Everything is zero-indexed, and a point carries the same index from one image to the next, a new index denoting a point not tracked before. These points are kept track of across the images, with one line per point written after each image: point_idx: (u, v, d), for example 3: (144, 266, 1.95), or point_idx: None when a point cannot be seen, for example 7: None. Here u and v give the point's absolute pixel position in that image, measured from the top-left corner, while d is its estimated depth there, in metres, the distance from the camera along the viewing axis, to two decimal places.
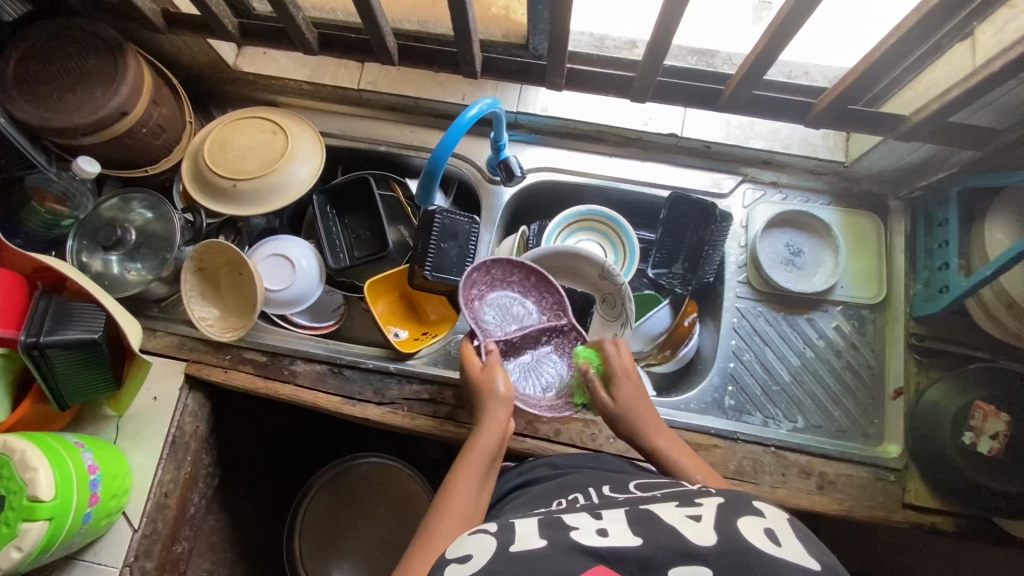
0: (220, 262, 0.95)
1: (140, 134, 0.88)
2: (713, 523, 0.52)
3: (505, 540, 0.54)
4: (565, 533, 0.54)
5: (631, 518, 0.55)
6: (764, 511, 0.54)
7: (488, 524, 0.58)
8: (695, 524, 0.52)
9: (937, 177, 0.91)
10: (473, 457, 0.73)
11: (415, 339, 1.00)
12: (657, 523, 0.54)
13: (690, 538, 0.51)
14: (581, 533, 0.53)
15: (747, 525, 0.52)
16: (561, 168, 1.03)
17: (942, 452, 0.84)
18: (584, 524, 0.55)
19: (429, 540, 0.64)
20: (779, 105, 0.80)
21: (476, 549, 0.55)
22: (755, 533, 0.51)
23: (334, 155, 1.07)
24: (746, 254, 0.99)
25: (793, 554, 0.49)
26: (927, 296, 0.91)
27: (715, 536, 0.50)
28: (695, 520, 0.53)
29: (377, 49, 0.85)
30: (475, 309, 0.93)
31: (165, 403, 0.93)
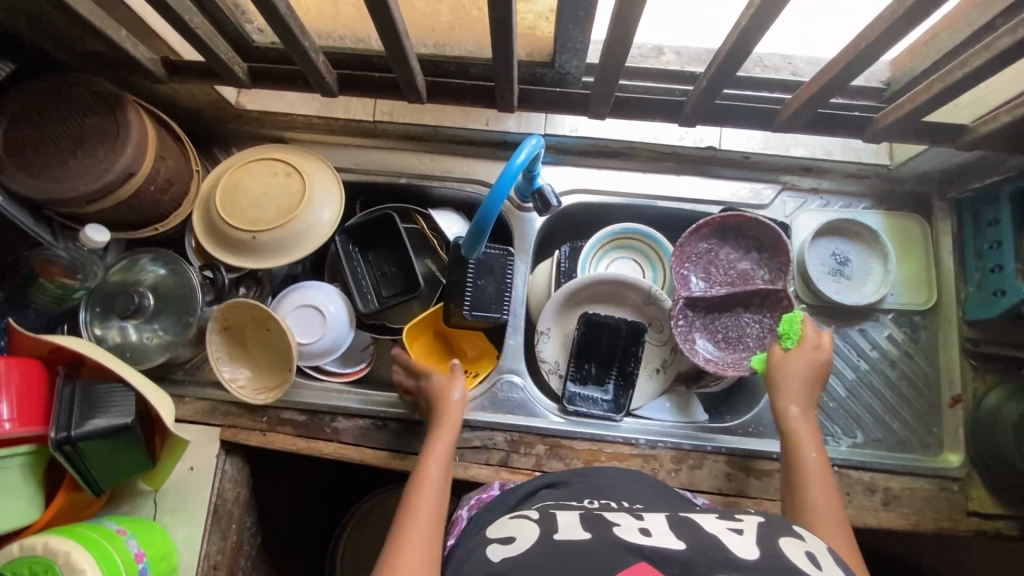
0: (245, 318, 0.90)
1: (149, 193, 0.82)
2: (755, 539, 0.53)
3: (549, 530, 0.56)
4: (609, 530, 0.55)
5: (672, 524, 0.57)
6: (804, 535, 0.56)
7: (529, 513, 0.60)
8: (736, 535, 0.54)
9: (987, 180, 0.88)
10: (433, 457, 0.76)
11: None
12: (701, 530, 0.55)
13: (733, 549, 0.52)
14: (625, 532, 0.55)
15: (789, 545, 0.53)
16: (594, 189, 0.99)
17: (1007, 460, 0.83)
18: (624, 523, 0.57)
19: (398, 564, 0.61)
20: (836, 120, 0.78)
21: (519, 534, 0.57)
22: (798, 555, 0.52)
23: (351, 191, 1.01)
24: (792, 267, 0.96)
25: None
26: (980, 300, 0.89)
27: (758, 550, 0.51)
28: (736, 532, 0.55)
29: (406, 88, 0.81)
30: (688, 266, 0.92)
31: (203, 473, 0.88)
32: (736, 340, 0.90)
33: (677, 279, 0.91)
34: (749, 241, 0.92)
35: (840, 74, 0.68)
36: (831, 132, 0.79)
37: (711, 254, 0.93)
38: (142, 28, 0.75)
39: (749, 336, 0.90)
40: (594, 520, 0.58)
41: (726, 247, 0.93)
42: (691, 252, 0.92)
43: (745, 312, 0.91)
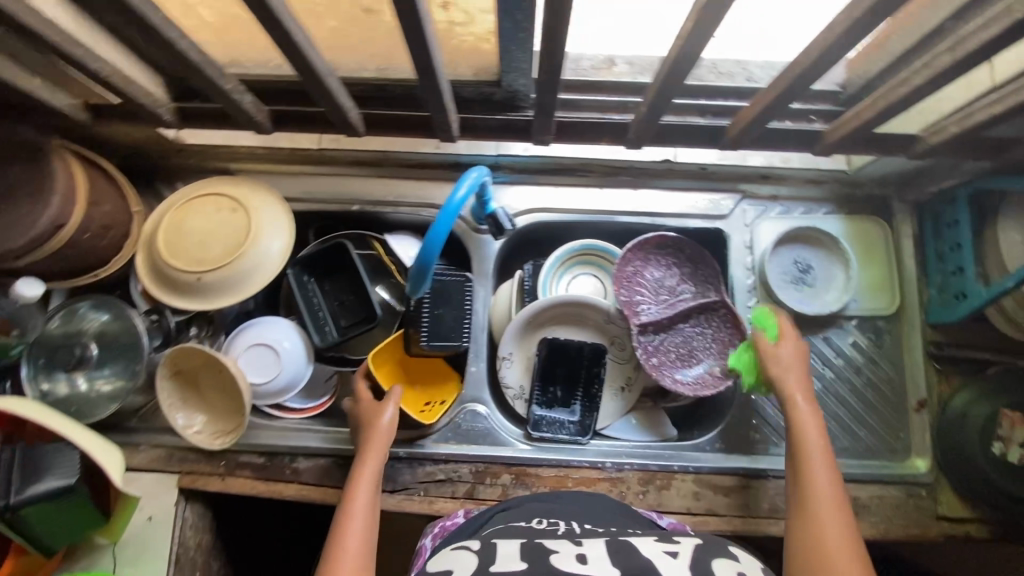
0: (196, 361, 0.87)
1: (84, 241, 0.79)
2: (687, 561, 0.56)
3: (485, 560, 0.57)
4: (545, 559, 0.56)
5: (609, 549, 0.58)
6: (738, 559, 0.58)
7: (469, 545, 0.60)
8: (670, 558, 0.56)
9: (945, 183, 0.87)
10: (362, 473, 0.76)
11: (422, 411, 0.91)
12: (636, 553, 0.57)
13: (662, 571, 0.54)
14: (562, 559, 0.56)
15: (721, 563, 0.56)
16: (552, 208, 0.97)
17: (972, 464, 0.83)
18: (562, 550, 0.58)
19: None
20: (787, 133, 0.78)
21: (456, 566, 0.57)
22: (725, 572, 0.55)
23: (302, 221, 0.98)
24: (754, 276, 0.94)
25: None
26: (943, 302, 0.89)
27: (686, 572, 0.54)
28: (671, 555, 0.57)
29: (338, 122, 0.75)
30: (628, 288, 0.92)
31: (162, 522, 0.86)
32: (690, 355, 0.89)
33: (623, 305, 0.90)
34: (684, 252, 0.92)
35: (790, 87, 0.65)
36: (781, 147, 0.79)
37: (645, 277, 0.92)
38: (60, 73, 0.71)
39: (699, 351, 0.89)
40: (533, 551, 0.58)
41: (658, 264, 0.93)
42: (631, 276, 0.92)
43: (690, 327, 0.91)
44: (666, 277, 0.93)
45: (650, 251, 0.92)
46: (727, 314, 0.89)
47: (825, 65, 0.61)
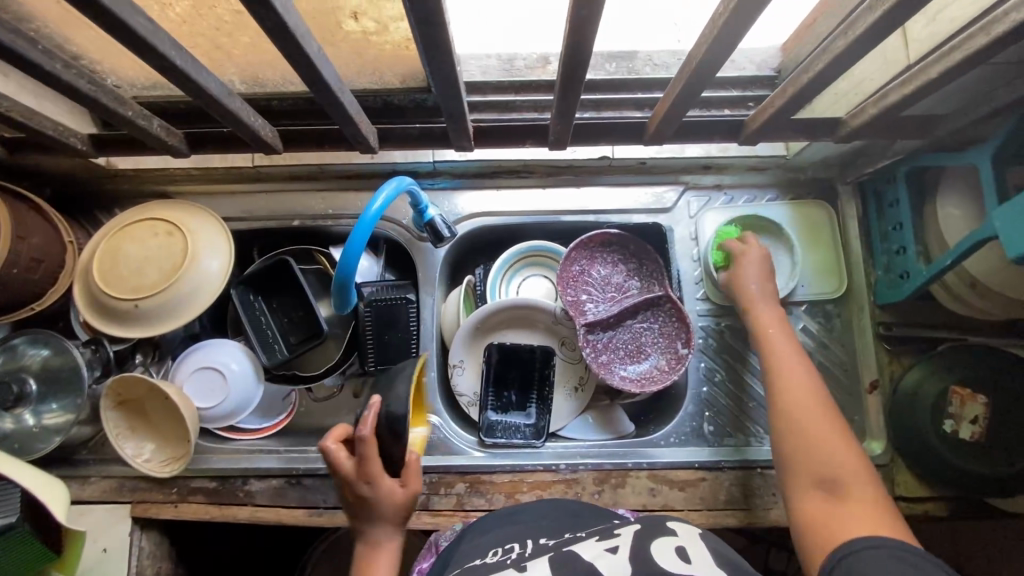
0: (141, 390, 0.86)
1: (13, 276, 0.78)
2: (628, 552, 0.55)
3: None
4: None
5: (554, 565, 0.56)
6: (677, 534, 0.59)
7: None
8: (610, 555, 0.55)
9: (880, 163, 0.86)
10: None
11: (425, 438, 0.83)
12: (577, 559, 0.56)
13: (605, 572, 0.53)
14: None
15: (659, 543, 0.56)
16: (494, 211, 0.96)
17: (926, 443, 0.83)
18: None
19: None
20: (710, 125, 0.75)
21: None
22: (666, 554, 0.54)
23: (244, 240, 0.97)
24: (700, 268, 0.94)
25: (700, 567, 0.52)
26: (889, 282, 0.88)
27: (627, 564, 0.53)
28: (611, 552, 0.56)
29: (251, 142, 0.72)
30: (575, 288, 0.92)
31: (117, 553, 0.85)
32: (638, 351, 0.89)
33: (569, 306, 0.90)
34: (629, 247, 0.91)
35: (682, 92, 0.64)
36: (709, 138, 0.76)
37: (591, 274, 0.92)
38: None
39: (648, 346, 0.89)
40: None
41: (605, 261, 0.92)
42: (577, 275, 0.91)
43: (637, 323, 0.90)
44: (612, 275, 0.92)
45: (596, 248, 0.92)
46: (672, 308, 0.88)
47: (709, 73, 0.60)
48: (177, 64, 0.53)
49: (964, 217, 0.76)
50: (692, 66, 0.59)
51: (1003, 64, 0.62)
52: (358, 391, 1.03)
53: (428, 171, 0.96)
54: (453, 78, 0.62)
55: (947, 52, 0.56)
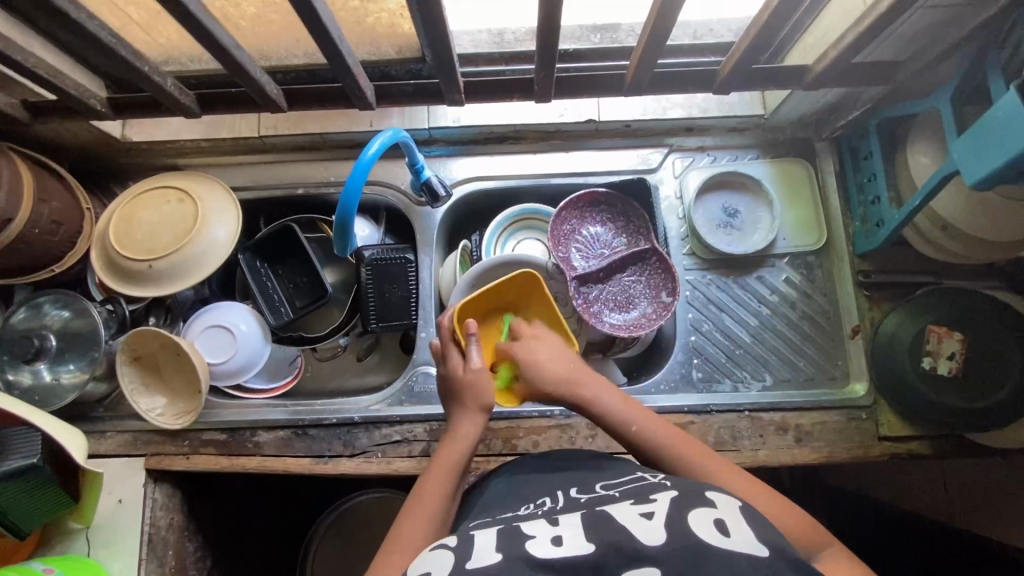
0: (154, 346, 0.90)
1: (34, 236, 0.83)
2: (664, 520, 0.51)
3: (460, 556, 0.52)
4: (520, 544, 0.52)
5: (585, 522, 0.53)
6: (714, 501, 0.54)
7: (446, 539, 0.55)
8: (645, 520, 0.51)
9: (853, 116, 0.91)
10: (440, 460, 0.69)
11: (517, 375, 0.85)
12: (612, 522, 0.52)
13: (640, 539, 0.49)
14: (536, 545, 0.51)
15: (697, 515, 0.51)
16: (487, 176, 1.00)
17: (907, 382, 0.85)
18: (539, 533, 0.54)
19: (401, 533, 0.63)
20: (685, 77, 0.80)
21: (435, 567, 0.52)
22: (703, 526, 0.50)
23: (251, 208, 1.03)
24: (685, 225, 0.99)
25: (740, 543, 0.48)
26: (866, 232, 0.92)
27: (664, 534, 0.49)
28: (646, 517, 0.52)
29: (260, 99, 0.79)
30: (565, 246, 0.96)
31: (131, 504, 0.88)
32: (627, 301, 0.94)
33: (560, 261, 0.95)
34: (617, 207, 0.97)
35: (654, 35, 0.69)
36: (684, 89, 0.81)
37: (581, 233, 0.97)
38: None
39: (637, 296, 0.94)
40: (509, 532, 0.54)
41: (595, 220, 0.97)
42: (568, 233, 0.96)
43: (626, 276, 0.95)
44: (602, 232, 0.97)
45: (586, 207, 0.97)
46: (659, 260, 0.93)
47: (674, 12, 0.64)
48: (189, 10, 0.58)
49: (932, 160, 0.79)
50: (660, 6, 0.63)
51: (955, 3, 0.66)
52: (360, 354, 1.09)
53: (424, 139, 1.01)
54: (442, 29, 0.67)
55: None
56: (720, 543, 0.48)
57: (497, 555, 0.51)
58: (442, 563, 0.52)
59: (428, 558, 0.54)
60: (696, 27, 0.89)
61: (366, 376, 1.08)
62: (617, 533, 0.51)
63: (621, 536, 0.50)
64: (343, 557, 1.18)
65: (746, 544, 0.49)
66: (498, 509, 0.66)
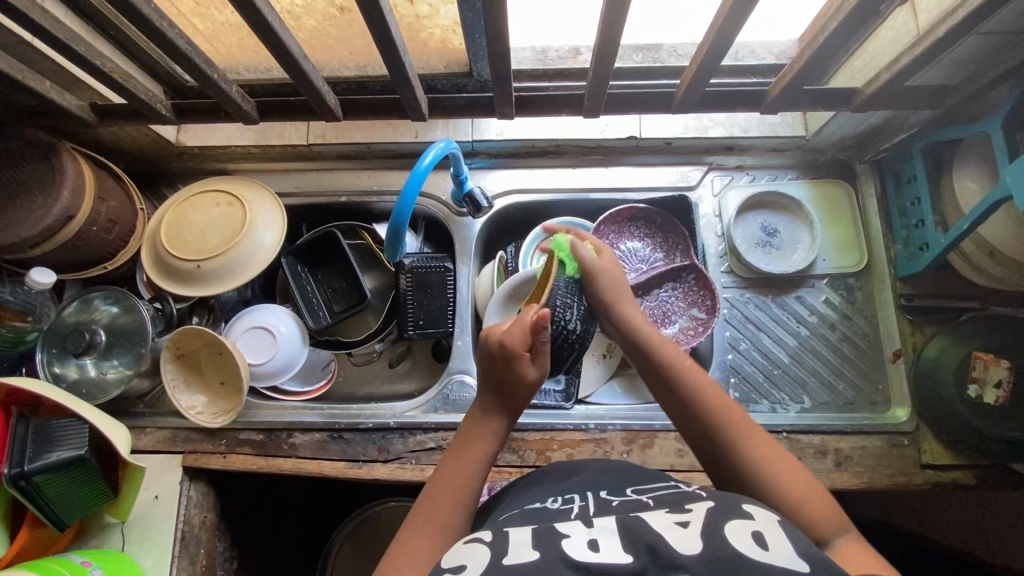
0: (197, 344, 0.92)
1: (92, 233, 0.86)
2: (701, 529, 0.49)
3: (498, 551, 0.51)
4: (557, 543, 0.51)
5: (619, 526, 0.52)
6: (754, 512, 0.51)
7: (481, 534, 0.55)
8: (681, 529, 0.50)
9: (897, 139, 0.91)
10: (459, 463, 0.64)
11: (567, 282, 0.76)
12: (647, 527, 0.51)
13: (675, 546, 0.47)
14: (572, 545, 0.50)
15: (735, 527, 0.49)
16: (526, 188, 1.02)
17: (950, 409, 0.84)
18: (574, 533, 0.52)
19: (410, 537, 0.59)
20: (731, 95, 0.81)
21: (469, 561, 0.51)
22: (741, 537, 0.48)
23: (296, 214, 1.05)
24: (723, 242, 0.99)
25: (780, 556, 0.45)
26: (909, 255, 0.91)
27: (701, 542, 0.47)
28: (682, 526, 0.50)
29: (317, 108, 0.83)
30: None
31: (167, 501, 0.89)
32: (664, 318, 0.93)
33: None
34: (655, 222, 0.97)
35: (708, 53, 0.68)
36: (731, 107, 0.81)
37: (618, 248, 0.98)
38: (68, 78, 0.79)
39: (675, 311, 0.94)
40: (544, 532, 0.53)
41: (633, 235, 0.98)
42: (606, 246, 0.97)
43: (665, 291, 0.95)
44: (641, 248, 0.98)
45: (624, 222, 0.97)
46: (697, 277, 0.93)
47: (729, 35, 0.65)
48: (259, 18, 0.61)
49: (980, 184, 0.79)
50: (715, 28, 0.64)
51: (1007, 30, 0.67)
52: (393, 360, 1.10)
53: (467, 151, 1.03)
54: (502, 44, 0.68)
55: (961, 11, 0.61)
56: (758, 555, 0.45)
57: (534, 554, 0.50)
58: (478, 558, 0.51)
59: (465, 551, 0.53)
60: (741, 49, 0.90)
61: (397, 383, 1.09)
62: (659, 531, 0.50)
63: (655, 536, 0.49)
64: (362, 566, 1.17)
65: (787, 558, 0.46)
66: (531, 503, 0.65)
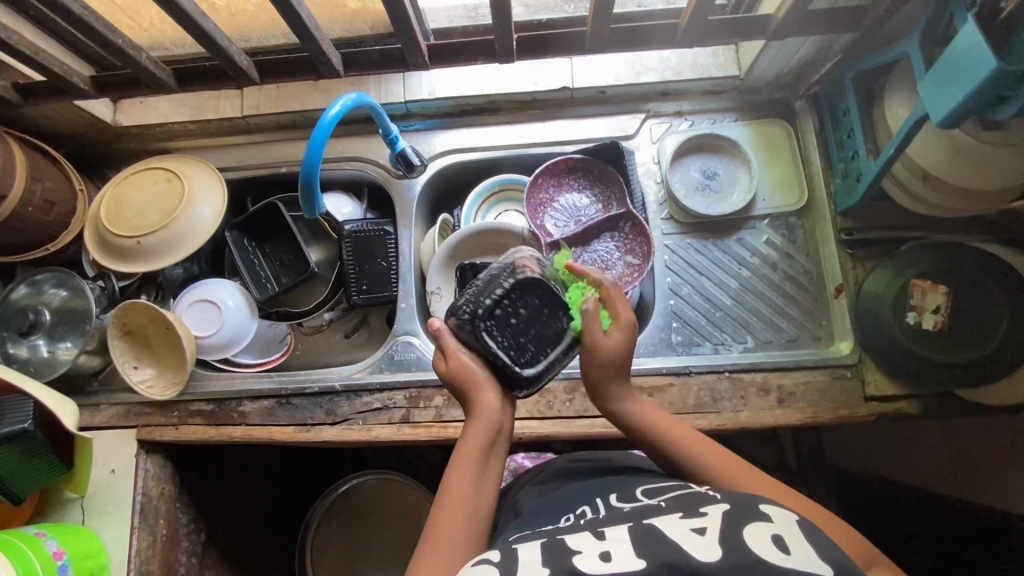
0: (144, 320, 0.93)
1: (28, 214, 0.87)
2: (719, 535, 0.47)
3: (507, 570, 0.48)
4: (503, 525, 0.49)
5: (634, 535, 0.50)
6: (772, 515, 0.50)
7: (489, 554, 0.51)
8: (698, 536, 0.48)
9: (827, 70, 0.90)
10: (464, 470, 0.61)
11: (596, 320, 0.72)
12: (662, 536, 0.48)
13: (694, 554, 0.46)
14: (585, 560, 0.48)
15: (753, 531, 0.47)
16: (464, 148, 1.02)
17: (892, 339, 0.83)
18: (586, 547, 0.49)
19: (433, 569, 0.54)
20: (647, 31, 0.79)
21: None
22: (761, 542, 0.46)
23: (239, 188, 1.06)
24: (663, 189, 0.98)
25: (804, 562, 0.44)
26: (847, 188, 0.90)
27: (721, 549, 0.46)
28: (699, 532, 0.48)
29: (234, 73, 0.82)
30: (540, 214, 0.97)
31: (124, 474, 0.91)
32: (602, 266, 0.93)
33: (536, 229, 0.95)
34: (593, 172, 0.97)
35: None
36: (648, 45, 0.80)
37: (558, 201, 0.98)
38: None
39: (613, 258, 0.94)
40: (553, 546, 0.50)
41: (573, 187, 0.98)
42: (545, 199, 0.97)
43: (603, 240, 0.95)
44: (580, 199, 0.98)
45: (562, 175, 0.97)
46: (633, 224, 0.93)
47: None
48: None
49: (907, 110, 0.78)
50: None
51: None
52: (348, 330, 1.10)
53: (402, 113, 1.02)
54: None
55: None
56: (781, 561, 0.44)
57: (543, 570, 0.47)
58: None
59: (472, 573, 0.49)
60: None
61: (353, 352, 1.10)
62: (666, 540, 0.48)
63: (670, 547, 0.47)
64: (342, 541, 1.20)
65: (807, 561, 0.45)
66: (541, 518, 0.65)
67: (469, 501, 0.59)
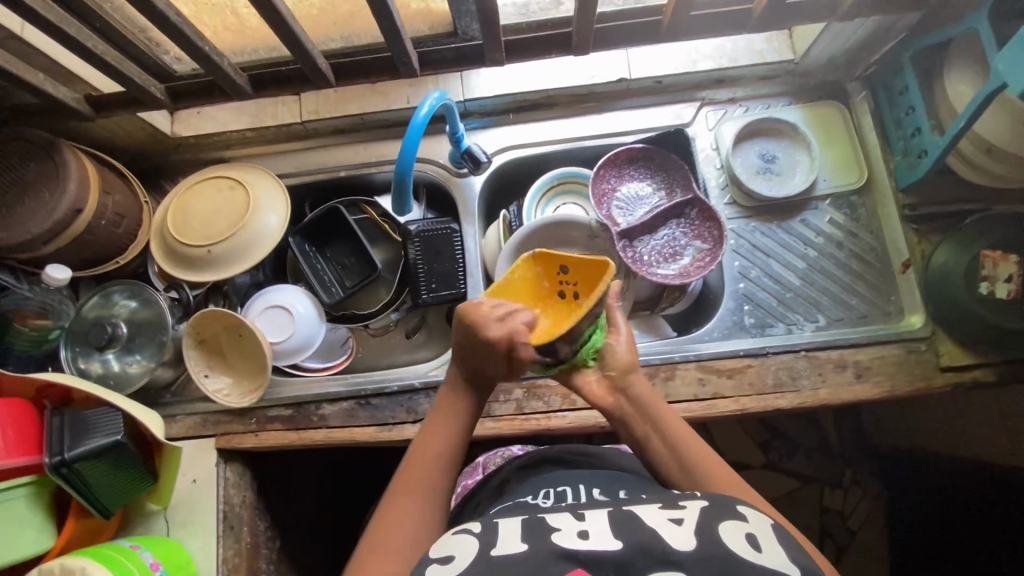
0: (216, 328, 0.93)
1: (100, 227, 0.87)
2: (695, 527, 0.47)
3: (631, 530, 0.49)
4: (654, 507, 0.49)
5: (612, 518, 0.49)
6: (746, 515, 0.50)
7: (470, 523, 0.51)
8: (675, 526, 0.47)
9: (885, 50, 0.91)
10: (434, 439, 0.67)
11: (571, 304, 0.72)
12: (640, 522, 0.47)
13: (672, 543, 0.45)
14: (562, 536, 0.46)
15: (729, 528, 0.47)
16: (523, 144, 1.02)
17: (967, 311, 0.84)
18: (565, 525, 0.48)
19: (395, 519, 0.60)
20: (719, 18, 0.80)
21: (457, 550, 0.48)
22: (735, 537, 0.46)
23: (298, 194, 1.06)
24: (724, 174, 0.99)
25: (774, 559, 0.44)
26: (909, 164, 0.91)
27: (696, 540, 0.45)
28: (677, 522, 0.47)
29: (310, 75, 0.83)
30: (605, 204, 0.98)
31: (206, 483, 0.91)
32: (672, 253, 0.94)
33: (603, 219, 0.96)
34: (655, 161, 0.98)
35: None
36: (718, 31, 0.81)
37: (621, 191, 0.98)
38: (62, 71, 0.80)
39: (682, 245, 0.95)
40: (531, 522, 0.49)
41: (635, 176, 0.99)
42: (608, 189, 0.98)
43: (670, 227, 0.96)
44: (643, 189, 0.98)
45: (623, 165, 0.98)
46: (700, 210, 0.94)
47: None
48: None
49: (973, 84, 0.80)
50: None
51: None
52: (409, 331, 1.11)
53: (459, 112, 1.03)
54: None
55: None
56: (754, 557, 0.44)
57: (522, 544, 0.46)
58: (467, 549, 0.48)
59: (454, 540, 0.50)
60: None
61: (417, 351, 1.10)
62: (644, 527, 0.47)
63: (646, 533, 0.46)
64: None
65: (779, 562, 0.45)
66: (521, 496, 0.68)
67: (429, 469, 0.64)
